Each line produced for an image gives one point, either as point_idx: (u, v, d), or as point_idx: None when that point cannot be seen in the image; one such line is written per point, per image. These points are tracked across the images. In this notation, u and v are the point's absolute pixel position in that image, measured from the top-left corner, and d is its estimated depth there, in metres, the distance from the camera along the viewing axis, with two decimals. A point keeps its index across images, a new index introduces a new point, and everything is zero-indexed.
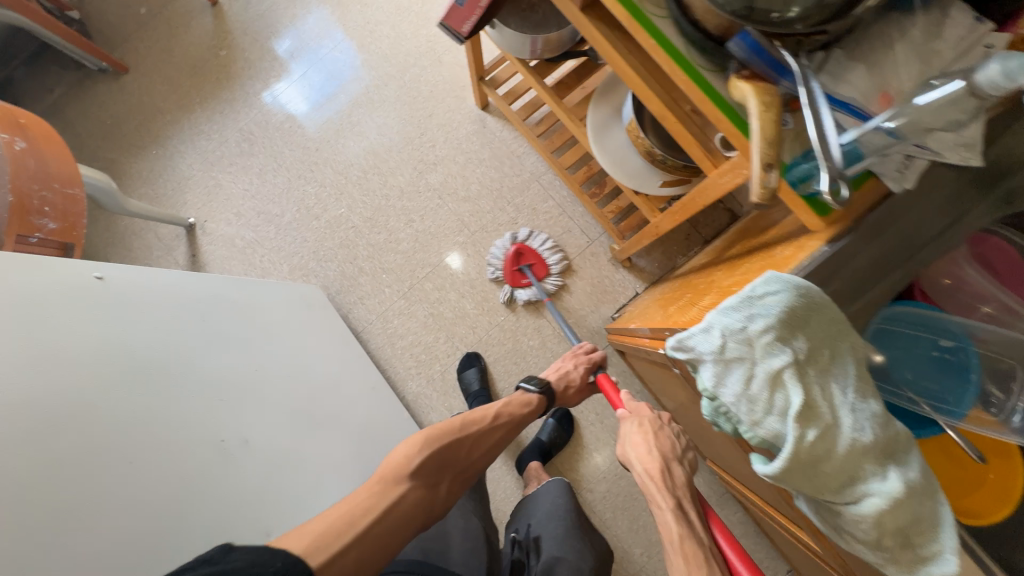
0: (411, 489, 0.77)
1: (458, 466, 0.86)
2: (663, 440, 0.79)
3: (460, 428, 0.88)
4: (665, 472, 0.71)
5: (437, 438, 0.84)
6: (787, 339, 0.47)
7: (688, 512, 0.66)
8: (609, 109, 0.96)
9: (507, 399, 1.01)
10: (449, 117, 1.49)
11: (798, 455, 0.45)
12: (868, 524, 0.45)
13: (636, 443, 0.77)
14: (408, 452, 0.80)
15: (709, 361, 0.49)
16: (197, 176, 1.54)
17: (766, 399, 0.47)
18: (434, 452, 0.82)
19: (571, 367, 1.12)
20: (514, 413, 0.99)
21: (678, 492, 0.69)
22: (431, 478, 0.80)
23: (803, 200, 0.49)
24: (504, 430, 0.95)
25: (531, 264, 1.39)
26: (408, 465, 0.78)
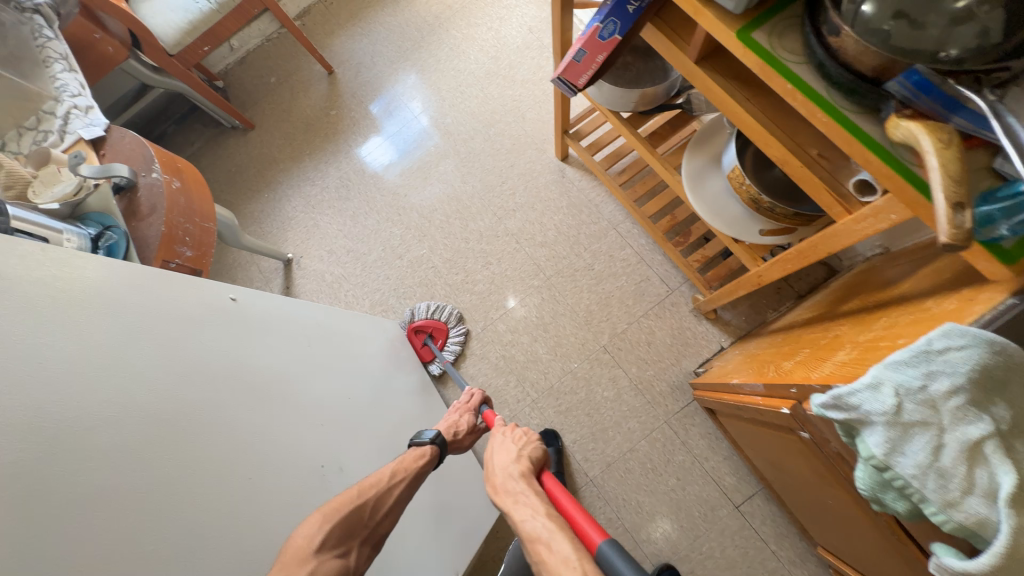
0: (323, 565, 0.62)
1: (367, 533, 0.70)
2: (529, 488, 0.73)
3: (358, 497, 0.71)
4: (506, 480, 0.76)
5: (333, 510, 0.67)
6: (983, 404, 0.40)
7: (527, 500, 0.71)
8: (705, 157, 0.96)
9: (400, 457, 0.82)
10: (530, 167, 1.57)
11: (1015, 551, 0.37)
12: None
13: (501, 454, 0.83)
14: (307, 531, 0.64)
15: (881, 424, 0.43)
16: (299, 217, 1.70)
17: (962, 475, 0.39)
18: (338, 523, 0.66)
19: (457, 416, 1.00)
20: (411, 471, 0.80)
21: (516, 489, 0.74)
22: (342, 549, 0.66)
23: (981, 245, 0.45)
24: (404, 491, 0.77)
25: (430, 333, 1.42)
26: (311, 545, 0.63)
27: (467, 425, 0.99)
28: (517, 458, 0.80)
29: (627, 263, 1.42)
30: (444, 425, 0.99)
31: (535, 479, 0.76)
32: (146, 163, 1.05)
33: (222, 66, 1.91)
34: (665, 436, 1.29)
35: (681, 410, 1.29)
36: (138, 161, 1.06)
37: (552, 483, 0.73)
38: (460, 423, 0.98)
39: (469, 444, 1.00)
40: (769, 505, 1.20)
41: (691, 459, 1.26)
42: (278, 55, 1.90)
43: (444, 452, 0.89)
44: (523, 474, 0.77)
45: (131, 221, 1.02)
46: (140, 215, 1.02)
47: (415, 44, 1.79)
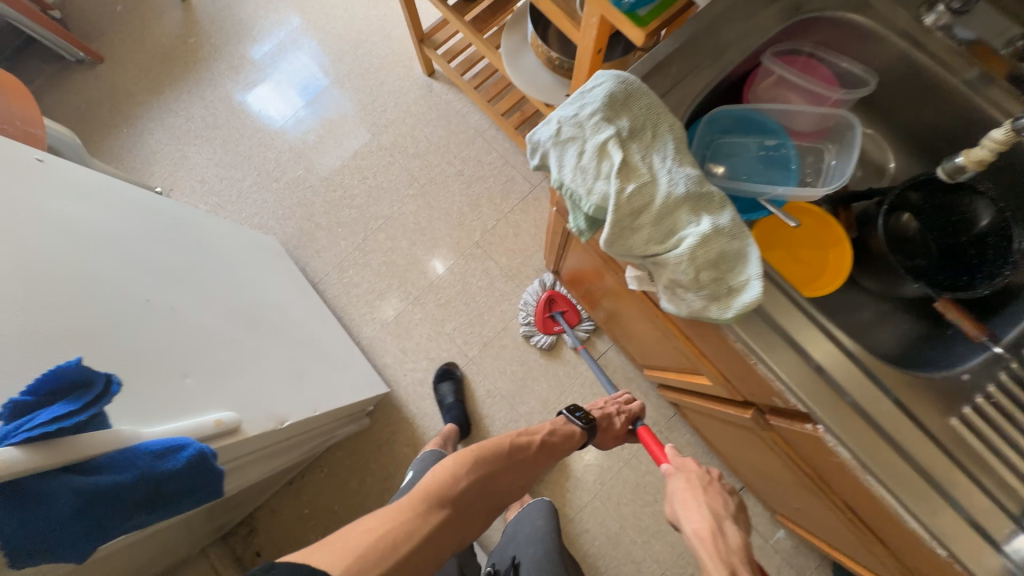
0: (448, 513, 0.75)
1: (493, 502, 0.84)
2: (738, 542, 0.63)
3: (507, 457, 0.87)
4: (716, 533, 0.64)
5: (484, 461, 0.83)
6: (611, 119, 0.55)
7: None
8: (519, 35, 1.08)
9: (551, 428, 0.98)
10: (399, 84, 1.62)
11: (619, 207, 0.52)
12: (684, 261, 0.51)
13: (691, 507, 0.70)
14: (457, 470, 0.79)
15: (551, 147, 0.56)
16: (165, 149, 1.64)
17: (594, 167, 0.54)
18: (479, 477, 0.81)
19: (613, 409, 1.10)
20: (556, 446, 0.95)
21: (732, 556, 0.60)
22: (470, 505, 0.79)
23: (625, 16, 0.59)
24: (543, 459, 0.93)
25: (563, 311, 1.40)
26: (455, 484, 0.77)
27: (622, 418, 1.09)
28: (734, 516, 0.69)
29: (493, 166, 1.54)
30: (599, 409, 1.10)
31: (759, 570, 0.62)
32: None
33: None
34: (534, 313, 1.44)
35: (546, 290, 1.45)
36: None
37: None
38: (613, 415, 1.09)
39: (612, 443, 1.10)
40: (620, 357, 1.41)
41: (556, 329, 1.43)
42: None
43: (588, 439, 1.03)
44: (748, 546, 0.63)
45: None
46: None
47: None
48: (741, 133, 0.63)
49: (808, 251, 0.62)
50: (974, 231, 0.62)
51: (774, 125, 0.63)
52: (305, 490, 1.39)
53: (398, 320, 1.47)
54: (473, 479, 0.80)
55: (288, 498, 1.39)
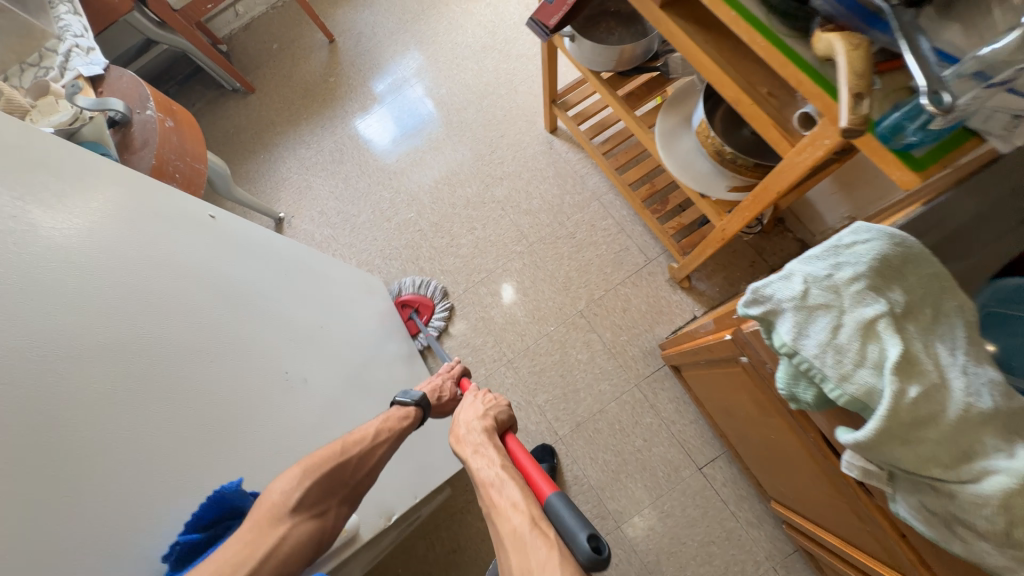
0: (297, 524, 0.63)
1: (343, 488, 0.71)
2: (492, 441, 0.72)
3: (339, 453, 0.71)
4: (465, 430, 0.75)
5: (310, 467, 0.67)
6: (881, 289, 0.44)
7: (485, 452, 0.69)
8: (677, 117, 1.00)
9: (384, 414, 0.81)
10: (519, 138, 1.61)
11: (896, 414, 0.40)
12: (991, 506, 0.38)
13: (467, 412, 0.79)
14: (286, 486, 0.64)
15: (789, 310, 0.46)
16: (293, 178, 1.74)
17: (855, 351, 0.43)
18: (316, 481, 0.66)
19: (440, 380, 0.95)
20: (393, 431, 0.79)
21: (476, 440, 0.72)
22: (316, 507, 0.67)
23: (893, 154, 0.48)
24: (386, 452, 0.77)
25: (416, 309, 1.45)
26: (288, 501, 0.63)
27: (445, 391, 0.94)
28: (484, 415, 0.78)
29: (608, 233, 1.45)
30: (426, 386, 0.93)
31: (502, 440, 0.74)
32: (141, 101, 1.09)
33: (226, 31, 1.95)
34: (635, 398, 1.32)
35: (652, 376, 1.32)
36: (133, 99, 1.10)
37: (525, 457, 0.68)
38: (443, 388, 0.94)
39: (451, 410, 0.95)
40: (731, 468, 1.23)
41: (658, 422, 1.29)
42: (281, 22, 1.95)
43: (426, 415, 0.87)
44: (489, 432, 0.74)
45: (124, 154, 1.06)
46: (133, 149, 1.06)
47: (415, 17, 1.84)
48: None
49: None
50: None
51: None
52: None
53: (488, 381, 1.40)
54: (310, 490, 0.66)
55: None
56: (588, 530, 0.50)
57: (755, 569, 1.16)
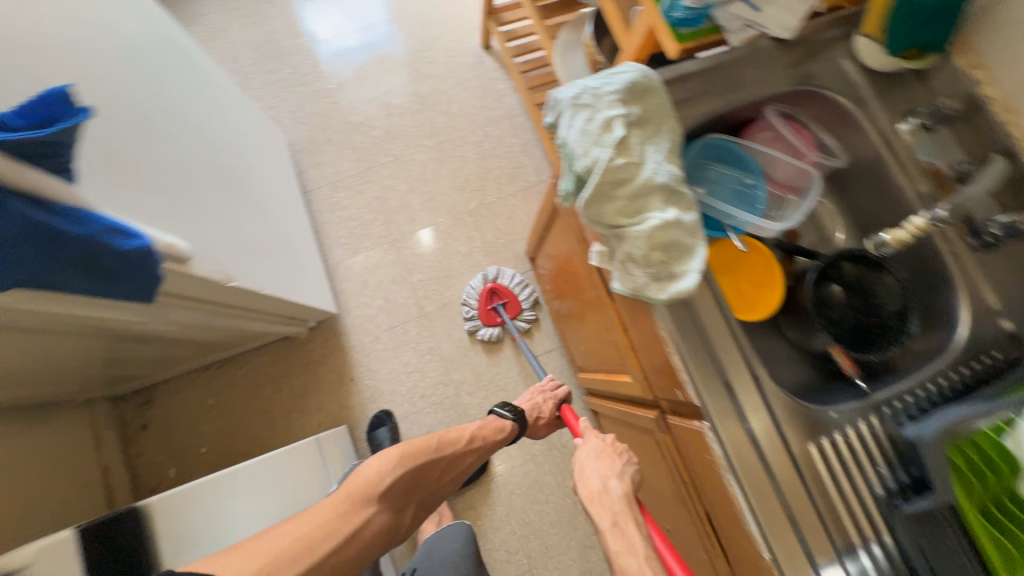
0: (379, 511, 0.81)
1: (424, 491, 0.90)
2: (633, 516, 0.69)
3: (434, 451, 0.91)
4: (602, 492, 0.73)
5: (406, 458, 0.87)
6: (625, 102, 0.61)
7: (625, 524, 0.67)
8: (576, 35, 1.16)
9: (482, 424, 1.04)
10: (453, 45, 1.68)
11: (604, 175, 0.58)
12: (641, 239, 0.58)
13: (596, 464, 0.78)
14: (380, 471, 0.83)
15: (567, 108, 0.63)
16: (209, 16, 1.64)
17: (596, 135, 0.60)
18: (404, 472, 0.85)
19: (542, 402, 1.14)
20: (487, 439, 1.01)
21: (614, 508, 0.71)
22: (397, 502, 0.84)
23: (669, 28, 0.65)
24: (473, 459, 0.99)
25: (506, 302, 1.43)
26: (380, 485, 0.82)
27: (546, 408, 1.13)
28: (620, 473, 0.76)
29: (512, 150, 1.60)
30: (529, 405, 1.13)
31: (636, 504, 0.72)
32: None
33: None
34: (499, 292, 1.49)
35: (517, 277, 1.51)
36: None
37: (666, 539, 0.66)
38: (543, 407, 1.13)
39: (545, 432, 1.15)
40: (562, 361, 1.46)
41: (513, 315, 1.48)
42: None
43: (520, 431, 1.07)
44: (629, 496, 0.72)
45: None
46: None
47: None
48: (723, 164, 0.71)
49: (752, 288, 0.70)
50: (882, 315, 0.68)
51: (757, 167, 0.70)
52: (220, 382, 1.36)
53: (370, 254, 1.48)
54: (397, 482, 0.84)
55: (198, 384, 1.36)
56: None
57: (559, 440, 1.41)
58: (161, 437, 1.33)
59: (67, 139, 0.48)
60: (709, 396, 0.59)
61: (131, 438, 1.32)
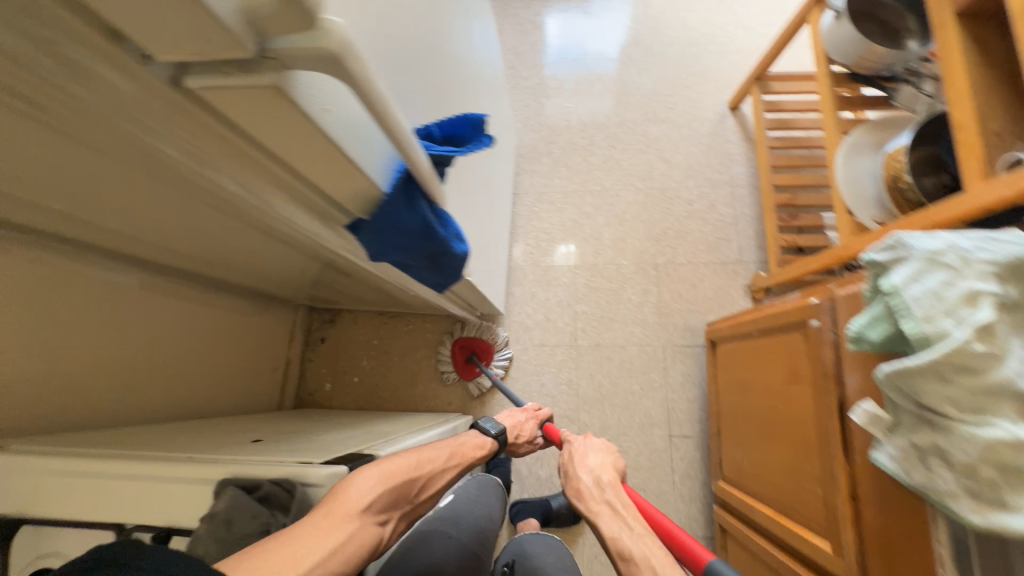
0: (363, 530, 0.52)
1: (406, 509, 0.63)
2: (621, 500, 0.77)
3: (416, 465, 0.66)
4: (590, 485, 0.81)
5: (389, 469, 0.61)
6: (1002, 278, 0.52)
7: (624, 509, 0.75)
8: (873, 138, 1.04)
9: (461, 441, 0.83)
10: (699, 97, 1.64)
11: (950, 356, 0.50)
12: (974, 445, 0.48)
13: (589, 459, 0.87)
14: (359, 487, 0.55)
15: (915, 259, 0.55)
16: None
17: (951, 305, 0.52)
18: (388, 487, 0.59)
19: (522, 420, 1.07)
20: (468, 457, 0.81)
21: (602, 496, 0.79)
22: (382, 515, 0.57)
23: None
24: (450, 480, 0.76)
25: (476, 352, 1.44)
26: (360, 501, 0.54)
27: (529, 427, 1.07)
28: (607, 467, 0.85)
29: (722, 218, 1.51)
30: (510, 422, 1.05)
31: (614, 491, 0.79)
32: None
33: None
34: (655, 355, 1.43)
35: (678, 347, 1.43)
36: None
37: (657, 515, 0.73)
38: (524, 426, 1.05)
39: (522, 452, 1.05)
40: (695, 452, 1.35)
41: (660, 384, 1.41)
42: None
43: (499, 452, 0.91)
44: (616, 485, 0.81)
45: None
46: None
47: None
48: None
49: None
50: None
51: None
52: (387, 329, 1.53)
53: (547, 270, 1.53)
54: (382, 494, 0.57)
55: (370, 323, 1.55)
56: None
57: None
58: (330, 353, 1.55)
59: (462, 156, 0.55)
60: None
61: (310, 344, 1.56)
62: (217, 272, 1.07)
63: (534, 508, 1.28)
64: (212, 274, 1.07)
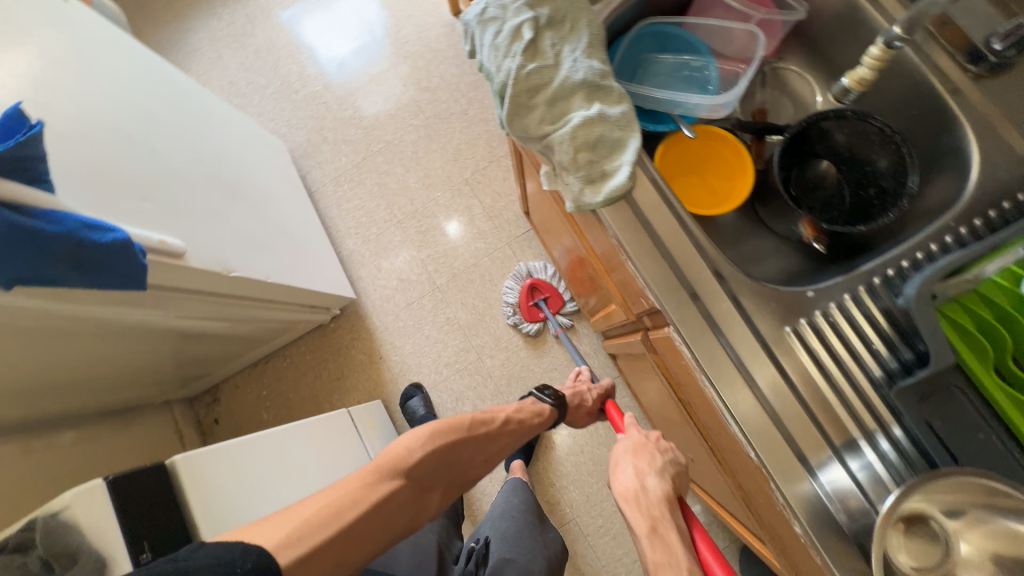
0: (405, 488, 0.65)
1: (456, 470, 0.74)
2: (673, 521, 0.56)
3: (467, 427, 0.76)
4: (639, 491, 0.61)
5: (443, 436, 0.71)
6: (534, 6, 0.58)
7: (666, 531, 0.55)
8: None
9: (519, 405, 0.88)
10: (424, 19, 1.68)
11: (518, 87, 0.56)
12: (566, 142, 0.55)
13: (633, 461, 0.66)
14: (411, 443, 0.67)
15: (477, 26, 0.61)
16: (204, 49, 1.74)
17: (506, 46, 0.57)
18: (437, 448, 0.70)
19: (585, 389, 1.02)
20: (523, 422, 0.85)
21: (653, 511, 0.58)
22: (431, 473, 0.69)
23: None
24: (509, 442, 0.82)
25: (545, 297, 1.42)
26: (410, 459, 0.66)
27: (596, 392, 1.02)
28: (661, 471, 0.65)
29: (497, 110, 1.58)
30: (570, 390, 1.02)
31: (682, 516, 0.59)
32: None
33: None
34: (505, 254, 1.49)
35: (520, 236, 1.50)
36: None
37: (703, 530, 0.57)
38: (585, 395, 1.01)
39: (582, 422, 1.02)
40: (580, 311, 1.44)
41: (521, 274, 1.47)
42: None
43: (559, 416, 0.92)
44: (668, 498, 0.60)
45: None
46: None
47: None
48: (660, 52, 0.65)
49: (721, 181, 0.65)
50: (882, 186, 0.60)
51: (702, 47, 0.64)
52: (269, 375, 1.51)
53: (379, 239, 1.54)
54: (430, 455, 0.69)
55: (252, 378, 1.52)
56: None
57: None
58: (230, 428, 1.50)
59: (22, 152, 0.54)
60: (667, 300, 0.54)
61: (207, 430, 1.50)
62: (87, 404, 1.06)
63: (512, 450, 1.27)
64: (78, 410, 1.05)
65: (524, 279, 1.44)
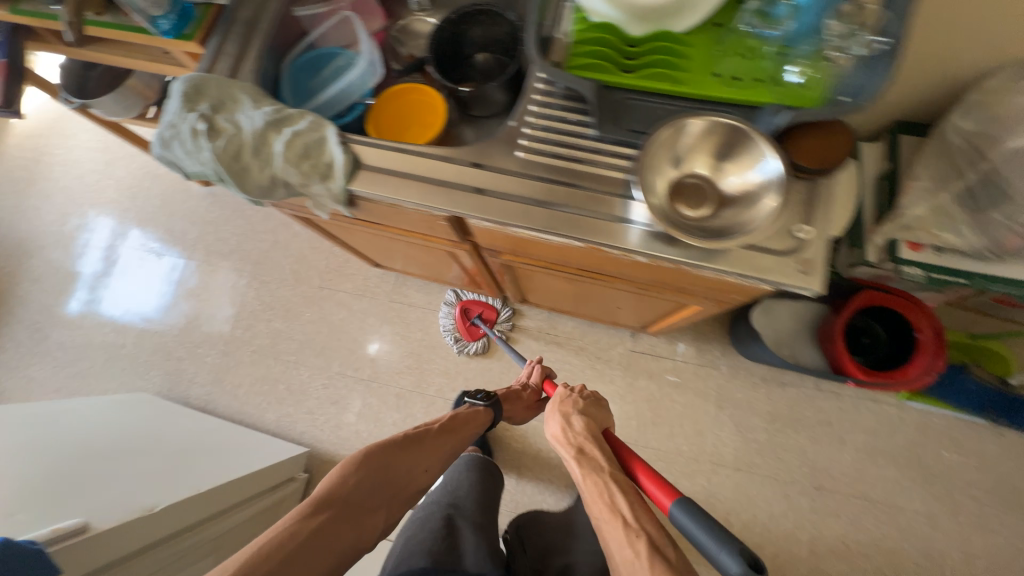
0: (344, 516, 0.67)
1: (398, 487, 0.75)
2: (598, 451, 0.72)
3: (398, 441, 0.79)
4: (565, 429, 0.77)
5: (375, 455, 0.75)
6: (193, 107, 0.67)
7: (590, 450, 0.72)
8: None
9: (456, 411, 0.93)
10: (187, 207, 1.74)
11: (225, 162, 0.65)
12: (286, 167, 0.64)
13: (555, 423, 0.80)
14: (342, 470, 0.71)
15: (165, 151, 0.68)
16: (9, 385, 1.61)
17: (195, 145, 0.66)
18: (367, 468, 0.73)
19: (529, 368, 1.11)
20: (458, 425, 0.89)
21: (577, 439, 0.75)
22: (366, 490, 0.72)
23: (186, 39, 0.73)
24: (451, 444, 0.85)
25: (479, 313, 1.47)
26: (342, 485, 0.70)
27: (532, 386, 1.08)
28: (582, 414, 0.81)
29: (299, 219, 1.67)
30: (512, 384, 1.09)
31: (606, 443, 0.76)
32: None
33: None
34: (396, 309, 1.55)
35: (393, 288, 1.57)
36: None
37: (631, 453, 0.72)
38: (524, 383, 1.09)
39: (524, 415, 1.09)
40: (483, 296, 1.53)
41: (419, 312, 1.53)
42: None
43: (493, 415, 0.97)
44: (590, 430, 0.77)
45: None
46: None
47: (28, 181, 1.83)
48: (313, 74, 0.78)
49: (425, 112, 0.76)
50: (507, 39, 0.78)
51: (334, 49, 0.79)
52: None
53: (290, 389, 1.52)
54: (364, 475, 0.72)
55: None
56: (729, 546, 0.52)
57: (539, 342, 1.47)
58: None
59: None
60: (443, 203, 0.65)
61: None
62: None
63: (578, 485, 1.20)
64: None
65: (455, 303, 1.49)
